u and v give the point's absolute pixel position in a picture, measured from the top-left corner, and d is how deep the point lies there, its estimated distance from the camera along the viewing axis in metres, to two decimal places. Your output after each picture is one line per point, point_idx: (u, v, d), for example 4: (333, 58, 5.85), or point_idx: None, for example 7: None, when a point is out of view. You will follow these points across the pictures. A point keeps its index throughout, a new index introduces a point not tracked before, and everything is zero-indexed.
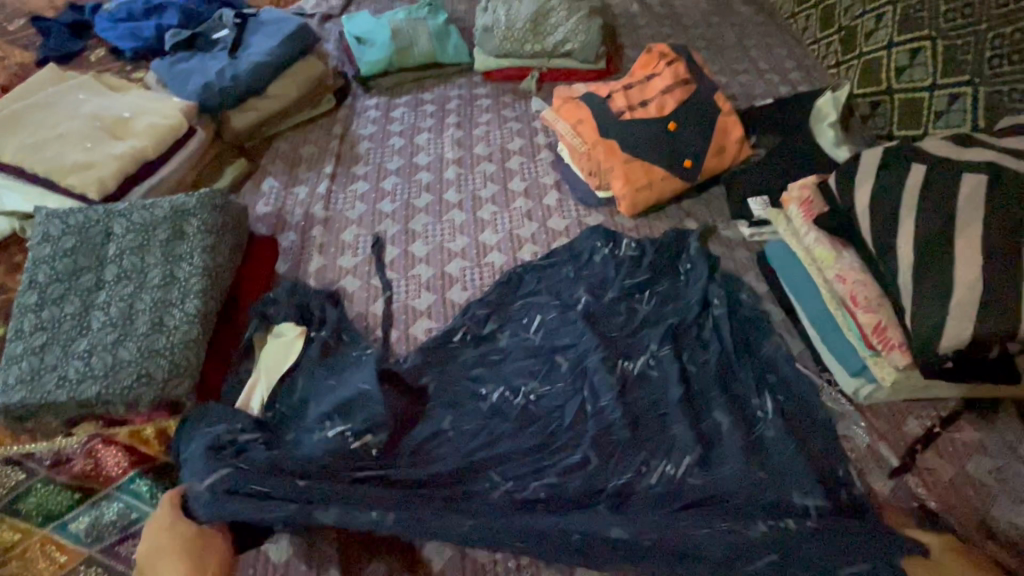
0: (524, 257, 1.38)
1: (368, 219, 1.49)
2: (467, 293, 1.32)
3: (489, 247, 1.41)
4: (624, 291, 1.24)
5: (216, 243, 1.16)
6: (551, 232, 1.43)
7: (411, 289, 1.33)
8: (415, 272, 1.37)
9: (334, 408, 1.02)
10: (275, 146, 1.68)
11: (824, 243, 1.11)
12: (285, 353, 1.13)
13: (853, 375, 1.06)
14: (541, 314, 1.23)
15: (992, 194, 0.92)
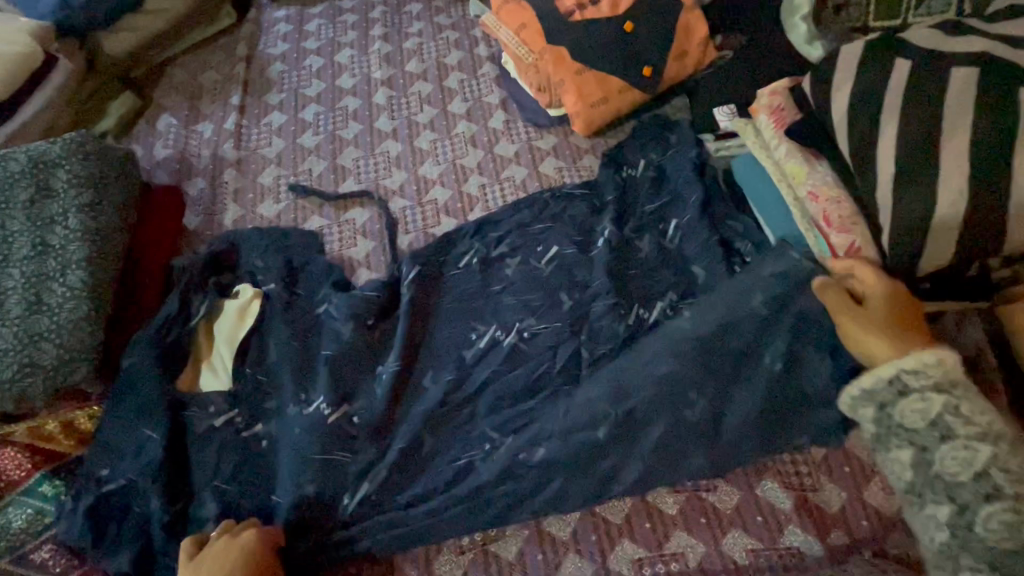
0: (470, 190, 1.25)
1: (289, 156, 1.30)
2: (411, 236, 1.18)
3: (431, 181, 1.26)
4: (579, 228, 1.14)
5: (98, 198, 0.98)
6: (498, 159, 1.28)
7: (345, 236, 1.19)
8: (348, 217, 1.21)
9: (295, 384, 0.97)
10: (168, 74, 1.42)
11: (795, 157, 1.01)
12: (239, 320, 1.02)
13: None
14: (557, 245, 1.13)
15: (981, 91, 0.81)
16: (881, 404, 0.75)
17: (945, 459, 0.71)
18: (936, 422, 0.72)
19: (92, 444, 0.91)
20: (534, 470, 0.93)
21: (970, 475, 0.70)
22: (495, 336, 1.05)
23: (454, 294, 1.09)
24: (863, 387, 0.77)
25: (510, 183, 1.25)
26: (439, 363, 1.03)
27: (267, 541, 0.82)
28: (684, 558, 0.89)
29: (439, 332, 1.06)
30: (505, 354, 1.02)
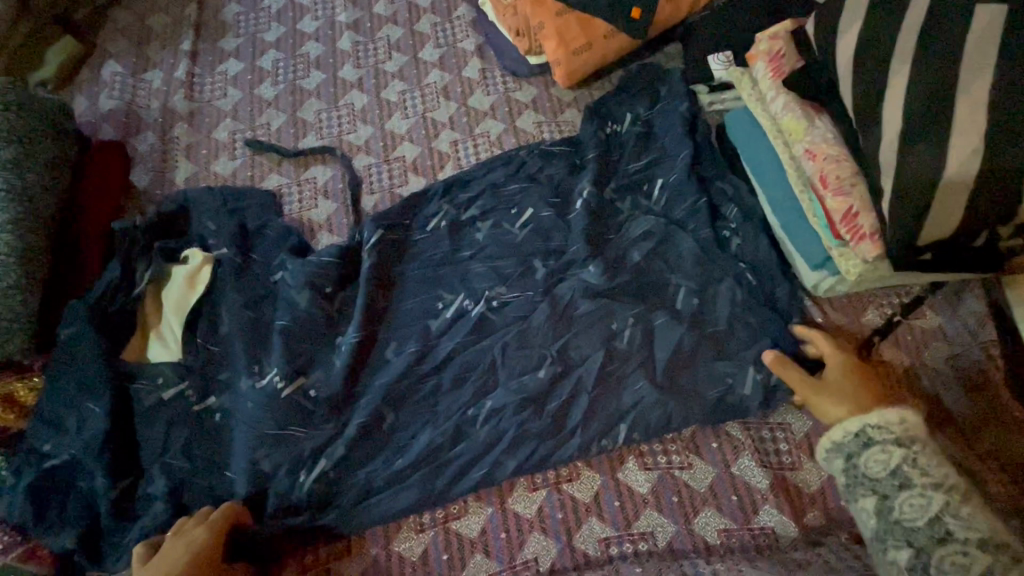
0: (441, 147, 1.15)
1: (246, 109, 1.19)
2: (376, 197, 1.10)
3: (398, 137, 1.16)
4: (555, 190, 1.06)
5: (21, 155, 0.92)
6: (472, 113, 1.18)
7: (306, 198, 1.10)
8: (309, 176, 1.13)
9: (248, 356, 0.91)
10: (113, 16, 1.30)
11: (794, 110, 0.91)
12: (188, 287, 0.96)
13: (815, 267, 0.91)
14: (532, 206, 1.05)
15: (1011, 31, 0.70)
16: (847, 454, 0.71)
17: (904, 506, 0.64)
18: (893, 470, 0.67)
19: (34, 419, 0.87)
20: (500, 445, 0.88)
21: (924, 520, 0.63)
22: (463, 306, 0.98)
23: (421, 260, 1.02)
24: (833, 437, 0.73)
25: (485, 139, 1.15)
26: (402, 333, 0.96)
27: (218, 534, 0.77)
28: (653, 539, 0.85)
29: (405, 302, 0.99)
30: (473, 325, 0.96)
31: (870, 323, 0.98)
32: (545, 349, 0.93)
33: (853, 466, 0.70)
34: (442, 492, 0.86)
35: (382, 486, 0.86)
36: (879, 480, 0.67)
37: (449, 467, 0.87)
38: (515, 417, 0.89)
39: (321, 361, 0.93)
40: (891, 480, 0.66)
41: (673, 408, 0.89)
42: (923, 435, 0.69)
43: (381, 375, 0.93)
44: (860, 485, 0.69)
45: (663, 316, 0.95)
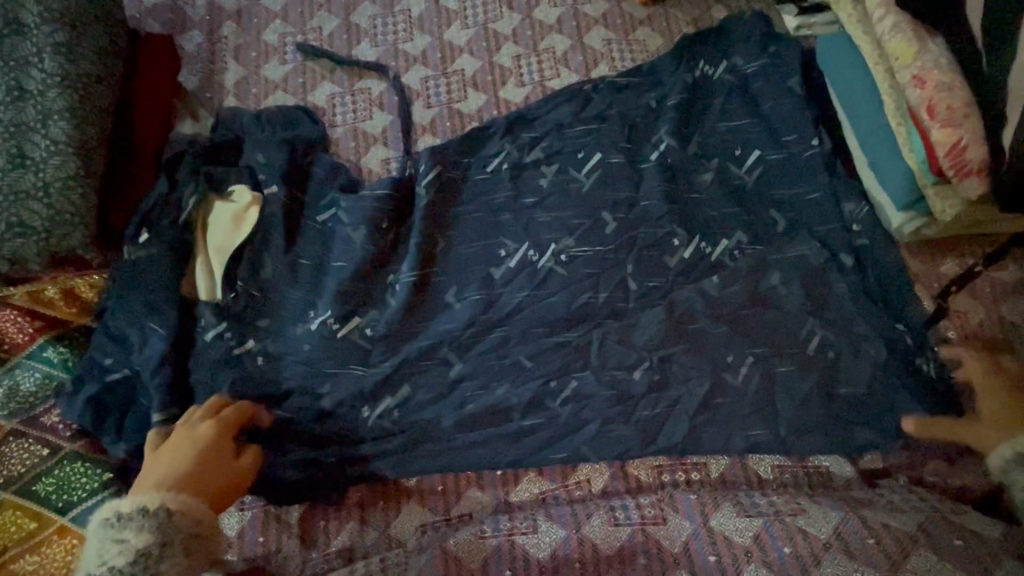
0: (503, 61, 1.08)
1: (297, 10, 1.12)
2: (434, 110, 1.05)
3: (457, 48, 1.09)
4: (622, 119, 1.02)
5: (73, 40, 0.87)
6: (537, 27, 1.10)
7: (359, 108, 1.05)
8: (362, 85, 1.07)
9: (312, 267, 0.92)
10: None
11: (904, 30, 0.83)
12: (234, 227, 0.92)
13: (901, 209, 0.87)
14: (598, 132, 1.01)
15: None
16: (987, 465, 0.66)
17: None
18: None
19: (99, 318, 0.87)
20: (558, 369, 0.88)
21: None
22: (527, 256, 0.95)
23: (478, 204, 0.97)
24: (1008, 453, 0.65)
25: (549, 55, 1.08)
26: (462, 277, 0.93)
27: (225, 428, 0.75)
28: (707, 471, 0.85)
29: (454, 250, 0.95)
30: (539, 277, 0.93)
31: (951, 271, 0.93)
32: (606, 286, 0.93)
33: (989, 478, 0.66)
34: (497, 410, 0.87)
35: (439, 400, 0.87)
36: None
37: (504, 384, 0.88)
38: (571, 346, 0.90)
39: (379, 277, 0.92)
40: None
41: (735, 347, 0.88)
42: None
43: (438, 317, 0.91)
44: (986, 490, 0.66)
45: (727, 259, 0.93)
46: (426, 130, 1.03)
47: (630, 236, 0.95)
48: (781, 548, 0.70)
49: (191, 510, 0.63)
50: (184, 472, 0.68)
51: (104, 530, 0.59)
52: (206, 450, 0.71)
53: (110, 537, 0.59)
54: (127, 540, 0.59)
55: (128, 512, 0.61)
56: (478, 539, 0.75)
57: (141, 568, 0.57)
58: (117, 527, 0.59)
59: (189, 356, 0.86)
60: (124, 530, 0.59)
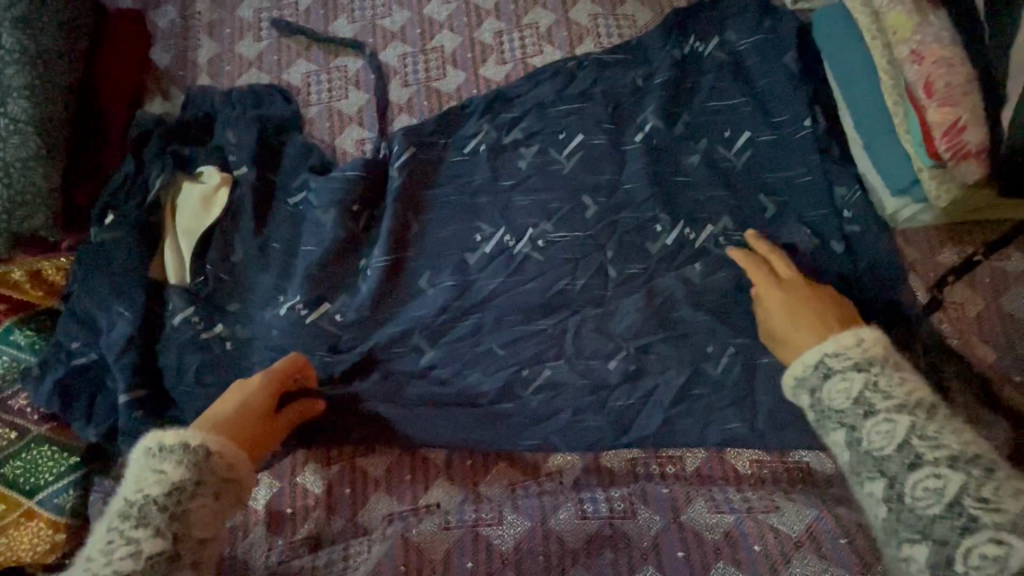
0: (483, 37, 1.04)
1: None
2: (411, 89, 1.01)
3: (437, 24, 1.05)
4: (607, 97, 0.97)
5: (32, 15, 0.86)
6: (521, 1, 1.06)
7: (335, 86, 1.01)
8: (338, 63, 1.03)
9: (283, 251, 0.89)
10: None
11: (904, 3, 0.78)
12: (203, 209, 0.89)
13: (897, 193, 0.82)
14: (580, 112, 0.96)
15: None
16: (811, 389, 0.65)
17: (872, 435, 0.59)
18: (857, 399, 0.61)
19: (64, 302, 0.85)
20: (531, 357, 0.86)
21: (940, 506, 0.53)
22: (503, 241, 0.91)
23: (454, 187, 0.94)
24: (794, 374, 0.67)
25: (533, 31, 1.04)
26: (436, 263, 0.91)
27: (274, 387, 0.75)
28: (683, 464, 0.83)
29: (427, 233, 0.92)
30: (515, 263, 0.90)
31: (948, 260, 0.88)
32: (584, 273, 0.89)
33: (824, 413, 0.64)
34: (468, 398, 0.85)
35: (408, 389, 0.85)
36: (885, 457, 0.58)
37: (476, 372, 0.86)
38: (545, 334, 0.87)
39: (352, 262, 0.90)
40: (896, 453, 0.57)
41: (715, 337, 0.84)
42: (883, 355, 0.64)
43: (410, 304, 0.89)
44: (835, 420, 0.62)
45: (712, 244, 0.89)
46: (404, 109, 1.00)
47: (611, 220, 0.91)
48: (751, 546, 0.69)
49: (229, 454, 0.63)
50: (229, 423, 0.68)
51: (146, 458, 0.60)
52: (251, 406, 0.72)
53: (150, 467, 0.59)
54: (165, 471, 0.59)
55: (170, 445, 0.61)
56: (442, 529, 0.73)
57: (173, 500, 0.58)
58: (158, 459, 0.60)
59: (156, 341, 0.85)
60: (163, 461, 0.60)
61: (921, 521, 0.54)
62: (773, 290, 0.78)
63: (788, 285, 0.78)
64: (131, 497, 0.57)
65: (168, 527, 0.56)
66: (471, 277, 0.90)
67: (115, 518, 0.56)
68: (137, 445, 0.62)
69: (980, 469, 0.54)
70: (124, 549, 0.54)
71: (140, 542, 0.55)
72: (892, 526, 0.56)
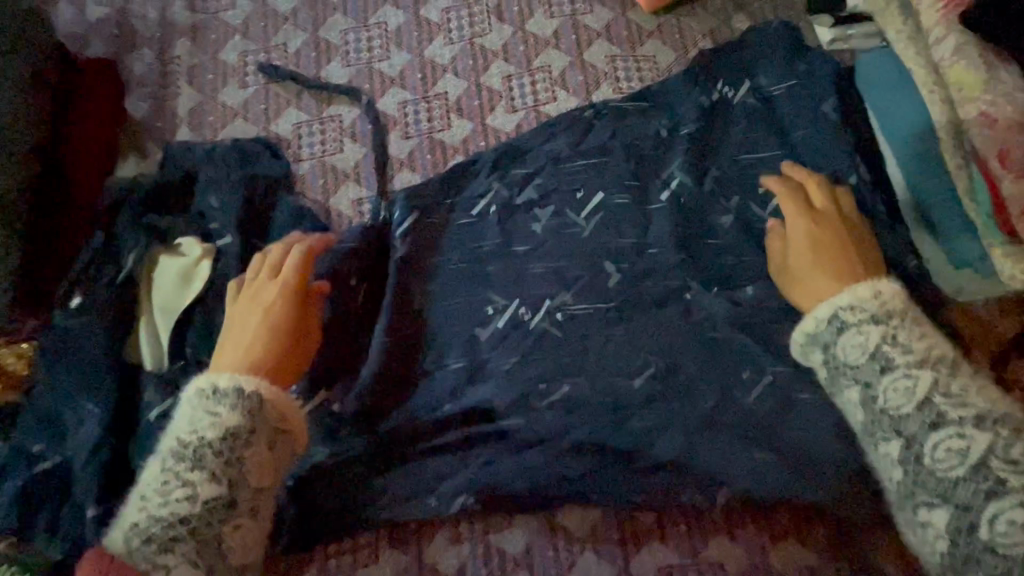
0: (491, 82, 0.95)
1: (259, 25, 0.99)
2: (412, 141, 0.92)
3: (440, 67, 0.96)
4: (629, 150, 0.88)
5: None
6: (531, 41, 0.97)
7: (328, 137, 0.92)
8: (332, 112, 0.94)
9: None
10: None
11: (968, 59, 0.70)
12: (181, 285, 0.79)
13: (957, 268, 0.75)
14: (599, 166, 0.88)
15: None
16: (823, 345, 0.64)
17: (889, 392, 0.58)
18: (873, 354, 0.60)
19: (26, 395, 0.76)
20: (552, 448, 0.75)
21: (963, 469, 0.54)
22: (518, 314, 0.82)
23: (461, 252, 0.85)
24: (806, 331, 0.65)
25: (545, 75, 0.95)
26: (443, 340, 0.81)
27: (292, 296, 0.71)
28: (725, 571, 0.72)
29: (431, 306, 0.83)
30: (532, 340, 0.81)
31: None
32: (608, 348, 0.80)
33: (830, 353, 0.63)
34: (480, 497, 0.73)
35: (413, 488, 0.74)
36: (907, 417, 0.57)
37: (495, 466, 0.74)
38: (570, 424, 0.76)
39: (349, 344, 0.82)
40: (919, 416, 0.57)
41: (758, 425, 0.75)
42: (902, 309, 0.62)
43: (417, 389, 0.79)
44: (834, 365, 0.63)
45: (752, 316, 0.80)
46: (405, 164, 0.91)
47: (635, 291, 0.83)
48: None
49: (279, 399, 0.63)
50: (267, 349, 0.67)
51: (198, 399, 0.61)
52: (277, 317, 0.69)
53: (204, 408, 0.60)
54: (218, 415, 0.60)
55: (224, 388, 0.61)
56: None
57: (229, 446, 0.58)
58: (213, 401, 0.60)
59: (127, 440, 0.74)
60: (218, 404, 0.60)
61: (972, 520, 0.53)
62: (802, 225, 0.74)
63: (819, 216, 0.74)
64: (187, 438, 0.58)
65: (225, 472, 0.58)
66: (482, 355, 0.81)
67: (170, 458, 0.58)
68: (184, 390, 0.62)
69: (1008, 431, 0.54)
70: (180, 491, 0.56)
71: (196, 485, 0.57)
72: (909, 490, 0.57)
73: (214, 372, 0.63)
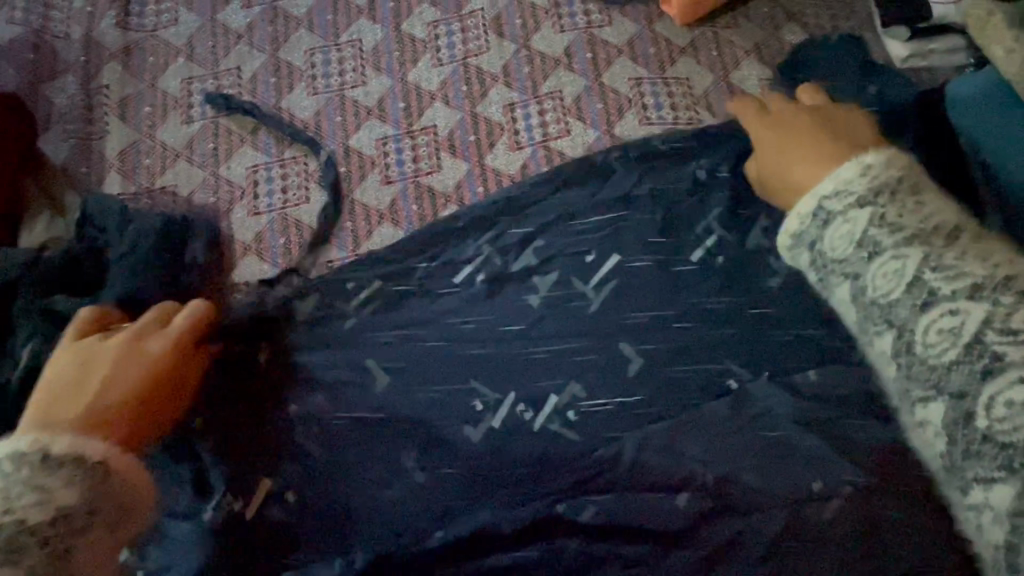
0: (490, 112, 0.78)
1: (207, 44, 0.82)
2: (393, 187, 0.75)
3: (427, 94, 0.79)
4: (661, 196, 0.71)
5: None
6: (537, 61, 0.80)
7: (290, 184, 0.75)
8: (295, 151, 0.77)
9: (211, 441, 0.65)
10: None
11: None
12: None
13: None
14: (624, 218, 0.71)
15: None
16: (808, 243, 0.44)
17: (879, 279, 0.40)
18: (859, 240, 0.41)
19: None
20: None
21: (956, 349, 0.37)
22: (518, 412, 0.65)
23: (445, 326, 0.68)
24: (790, 229, 0.45)
25: (555, 103, 0.78)
26: (426, 441, 0.65)
27: (173, 352, 0.57)
28: None
29: (408, 407, 0.66)
30: (537, 445, 0.64)
31: None
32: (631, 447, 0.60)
33: (807, 254, 0.44)
34: None
35: None
36: (898, 304, 0.39)
37: None
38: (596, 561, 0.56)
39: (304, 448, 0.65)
40: (912, 291, 0.39)
41: None
42: (904, 180, 0.43)
43: (393, 506, 0.62)
44: (825, 263, 0.43)
45: None
46: (384, 215, 0.74)
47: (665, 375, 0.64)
48: None
49: (136, 474, 0.45)
50: (123, 394, 0.52)
51: (1, 480, 0.40)
52: (150, 376, 0.54)
53: (13, 483, 0.40)
54: (45, 490, 0.40)
55: (56, 456, 0.42)
56: None
57: (53, 537, 0.39)
58: (31, 472, 0.40)
59: None
60: (45, 475, 0.41)
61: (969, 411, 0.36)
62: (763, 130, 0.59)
63: (779, 115, 0.59)
64: None
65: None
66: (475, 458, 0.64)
67: None
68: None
69: (1014, 296, 0.37)
70: None
71: None
72: (900, 386, 0.40)
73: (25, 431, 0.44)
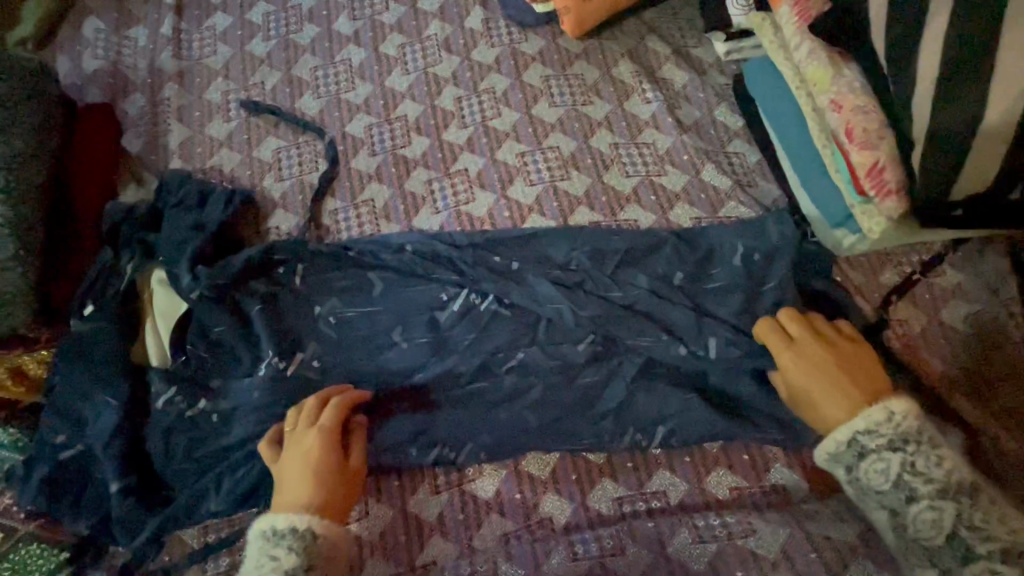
0: (445, 104, 1.10)
1: (238, 66, 1.14)
2: (378, 158, 1.06)
3: (399, 94, 1.11)
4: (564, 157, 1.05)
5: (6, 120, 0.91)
6: (476, 67, 1.13)
7: (305, 159, 1.06)
8: (306, 137, 1.08)
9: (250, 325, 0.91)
10: None
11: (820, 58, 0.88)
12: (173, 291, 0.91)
13: (836, 226, 0.90)
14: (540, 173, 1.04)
15: None
16: (847, 465, 0.72)
17: (870, 471, 0.70)
18: (870, 464, 0.70)
19: (47, 395, 0.87)
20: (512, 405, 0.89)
21: (889, 484, 0.69)
22: (470, 300, 0.94)
23: (419, 242, 0.98)
24: (828, 449, 0.73)
25: (490, 96, 1.11)
26: (405, 318, 0.94)
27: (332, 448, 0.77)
28: (666, 498, 0.85)
29: (391, 297, 0.95)
30: (482, 320, 0.93)
31: (888, 283, 0.95)
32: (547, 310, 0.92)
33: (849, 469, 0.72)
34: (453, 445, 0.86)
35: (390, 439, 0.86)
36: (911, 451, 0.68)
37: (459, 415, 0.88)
38: (524, 385, 0.89)
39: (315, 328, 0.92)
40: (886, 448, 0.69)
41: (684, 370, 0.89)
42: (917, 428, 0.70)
43: (386, 363, 0.91)
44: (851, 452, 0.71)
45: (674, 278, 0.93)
46: (372, 176, 1.05)
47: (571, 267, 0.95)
48: None
49: (333, 535, 0.70)
50: (312, 490, 0.73)
51: (263, 543, 0.68)
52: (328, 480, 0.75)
53: (267, 551, 0.67)
54: (279, 557, 0.67)
55: (282, 530, 0.68)
56: None
57: None
58: (274, 542, 0.68)
59: (141, 425, 0.85)
60: (278, 547, 0.67)
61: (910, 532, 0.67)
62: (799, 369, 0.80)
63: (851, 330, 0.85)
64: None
65: None
66: (442, 330, 0.93)
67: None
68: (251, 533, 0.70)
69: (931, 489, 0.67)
70: None
71: None
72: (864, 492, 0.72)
73: (275, 514, 0.70)
